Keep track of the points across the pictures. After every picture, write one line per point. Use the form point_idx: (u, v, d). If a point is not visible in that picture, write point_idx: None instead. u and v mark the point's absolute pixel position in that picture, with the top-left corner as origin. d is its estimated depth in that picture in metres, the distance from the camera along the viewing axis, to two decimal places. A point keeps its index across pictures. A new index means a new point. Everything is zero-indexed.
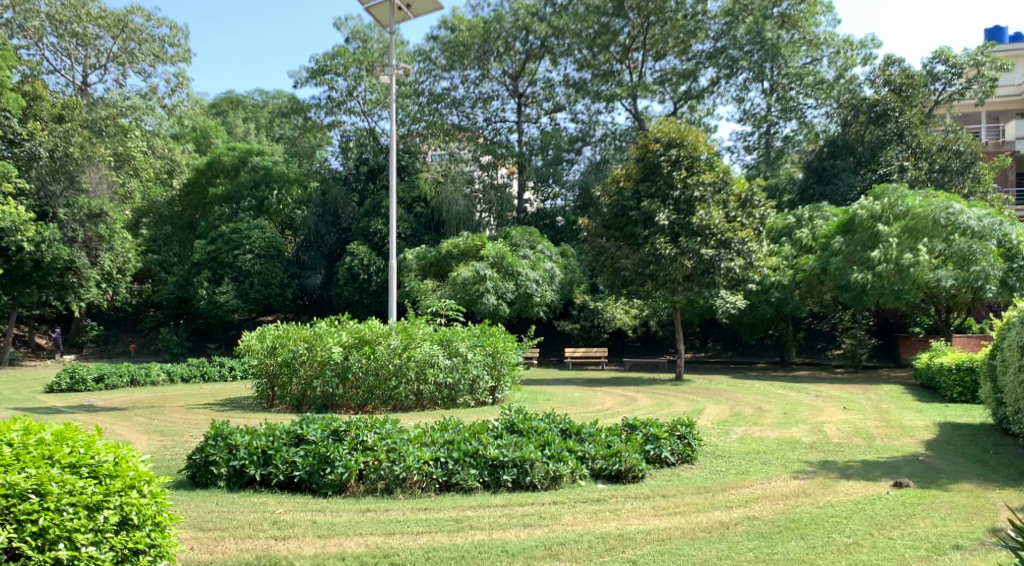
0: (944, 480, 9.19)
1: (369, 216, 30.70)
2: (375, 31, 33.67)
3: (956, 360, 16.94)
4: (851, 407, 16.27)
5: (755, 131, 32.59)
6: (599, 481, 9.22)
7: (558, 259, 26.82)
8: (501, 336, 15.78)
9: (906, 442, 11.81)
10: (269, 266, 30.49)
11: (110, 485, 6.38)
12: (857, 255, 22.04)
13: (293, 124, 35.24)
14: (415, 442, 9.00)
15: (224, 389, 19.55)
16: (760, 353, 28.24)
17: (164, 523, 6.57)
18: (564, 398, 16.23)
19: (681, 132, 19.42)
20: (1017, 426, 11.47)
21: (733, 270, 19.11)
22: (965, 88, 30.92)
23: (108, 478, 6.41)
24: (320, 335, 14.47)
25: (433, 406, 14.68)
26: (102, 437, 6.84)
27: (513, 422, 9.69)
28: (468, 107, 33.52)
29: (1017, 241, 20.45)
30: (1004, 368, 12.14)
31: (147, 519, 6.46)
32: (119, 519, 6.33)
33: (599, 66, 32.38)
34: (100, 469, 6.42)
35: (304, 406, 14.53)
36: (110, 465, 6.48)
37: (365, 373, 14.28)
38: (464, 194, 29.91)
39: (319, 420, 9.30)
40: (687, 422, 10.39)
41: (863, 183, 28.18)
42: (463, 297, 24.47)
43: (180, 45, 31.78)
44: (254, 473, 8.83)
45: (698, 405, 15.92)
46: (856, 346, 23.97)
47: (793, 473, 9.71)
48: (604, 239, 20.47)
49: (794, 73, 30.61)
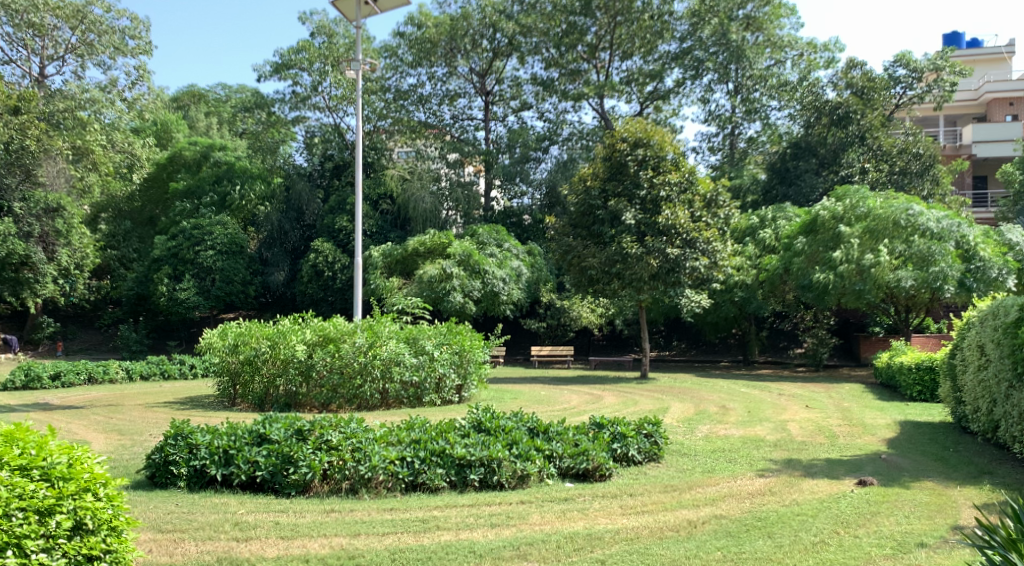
0: (906, 478, 9.26)
1: (334, 212, 30.41)
2: (341, 26, 33.20)
3: (916, 359, 17.16)
4: (813, 406, 16.41)
5: (720, 131, 32.88)
6: (567, 480, 9.16)
7: (524, 257, 26.75)
8: (468, 334, 15.67)
9: (868, 440, 11.91)
10: (231, 263, 30.10)
11: (63, 487, 6.21)
12: (819, 255, 22.29)
13: (256, 119, 33.17)
14: (381, 442, 8.87)
15: (184, 387, 19.24)
16: (724, 351, 28.44)
17: (120, 528, 6.41)
18: (530, 396, 16.19)
19: (647, 132, 19.46)
20: (976, 424, 11.63)
21: (697, 269, 19.27)
22: (925, 91, 31.41)
23: (61, 480, 6.24)
24: (283, 333, 14.29)
25: (398, 405, 14.54)
26: (55, 437, 6.62)
27: (480, 420, 9.59)
28: (435, 105, 33.46)
29: (975, 242, 20.76)
30: (964, 368, 12.30)
31: (102, 524, 6.31)
32: (72, 524, 6.16)
33: (566, 65, 32.40)
34: (53, 471, 6.23)
35: (267, 405, 14.33)
36: (63, 467, 6.30)
37: (329, 371, 14.12)
38: (431, 192, 29.77)
39: (282, 420, 9.12)
40: (654, 420, 10.39)
41: (825, 184, 28.57)
42: (428, 295, 24.37)
43: (140, 37, 31.19)
44: (215, 473, 8.66)
45: (663, 403, 15.97)
46: (818, 345, 24.23)
47: (758, 471, 9.74)
48: (570, 237, 20.44)
49: (759, 75, 30.75)
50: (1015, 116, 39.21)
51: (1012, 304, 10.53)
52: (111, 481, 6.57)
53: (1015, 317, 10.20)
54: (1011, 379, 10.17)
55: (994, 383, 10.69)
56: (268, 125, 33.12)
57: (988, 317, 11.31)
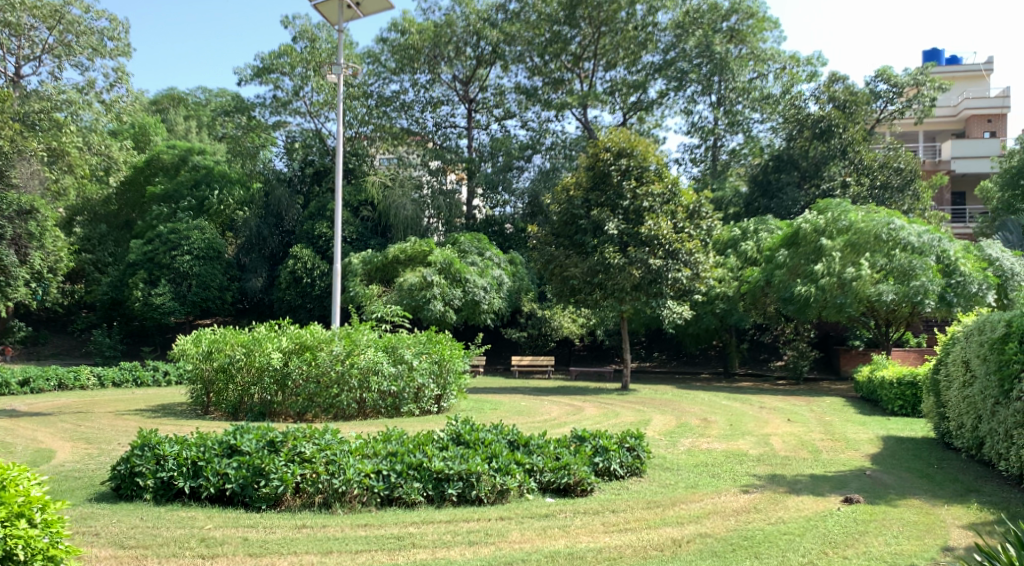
0: (892, 496, 9.07)
1: (314, 218, 30.04)
2: (323, 30, 32.83)
3: (898, 373, 17.05)
4: (795, 420, 16.26)
5: (702, 143, 32.81)
6: (547, 495, 8.91)
7: (506, 266, 26.52)
8: (448, 343, 15.39)
9: (852, 456, 11.74)
10: (208, 268, 29.69)
11: None
12: (800, 268, 22.19)
13: (235, 123, 32.72)
14: (356, 454, 8.59)
15: (157, 394, 18.81)
16: (705, 363, 28.34)
17: (58, 557, 6.36)
18: (510, 407, 15.92)
19: (631, 142, 19.37)
20: (960, 441, 11.48)
21: (679, 280, 19.14)
22: (905, 106, 31.54)
23: None
24: (258, 340, 14.01)
25: (376, 414, 14.26)
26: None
27: (459, 433, 9.32)
28: (418, 112, 33.12)
29: (956, 257, 20.70)
30: (948, 384, 12.17)
31: (36, 553, 6.26)
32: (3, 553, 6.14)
33: (550, 74, 32.32)
34: None
35: (241, 414, 14.01)
36: None
37: (305, 381, 13.83)
38: (412, 199, 29.51)
39: (254, 430, 8.81)
40: (637, 434, 10.17)
41: (807, 198, 28.55)
42: (408, 303, 24.11)
43: (120, 39, 30.75)
44: (182, 485, 8.36)
45: (645, 416, 15.77)
46: (798, 358, 24.15)
47: (743, 487, 9.53)
48: (553, 247, 20.22)
49: (742, 88, 30.71)
50: (994, 133, 39.52)
51: (998, 321, 10.40)
52: (49, 502, 6.53)
53: (1001, 333, 10.06)
54: (997, 396, 10.00)
55: (979, 400, 10.54)
56: (249, 130, 32.43)
57: (973, 332, 11.18)
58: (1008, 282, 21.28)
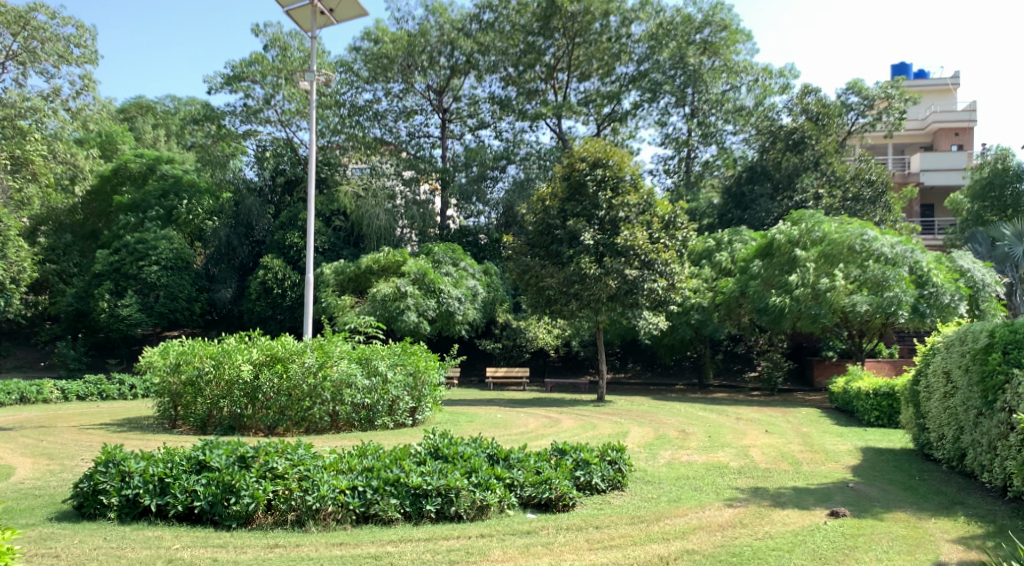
0: (878, 509, 8.92)
1: (285, 228, 29.60)
2: (296, 39, 32.54)
3: (874, 384, 17.02)
4: (773, 431, 16.15)
5: (676, 155, 32.83)
6: (528, 510, 8.68)
7: (480, 277, 26.30)
8: (423, 354, 15.09)
9: (833, 468, 11.61)
10: (176, 279, 29.14)
11: None
12: (775, 278, 22.15)
13: (205, 132, 32.16)
14: (331, 470, 8.28)
15: (123, 408, 18.33)
16: (679, 374, 28.25)
17: None
18: (486, 419, 15.64)
19: (606, 152, 19.20)
20: (941, 452, 11.39)
21: (655, 290, 18.96)
22: (876, 119, 31.81)
23: None
24: (228, 351, 13.64)
25: (349, 428, 13.94)
26: None
27: (437, 446, 9.05)
28: (391, 121, 32.93)
29: (928, 268, 20.78)
30: (928, 395, 12.09)
31: None
32: None
33: (524, 84, 32.19)
34: None
35: (209, 428, 13.63)
36: None
37: (276, 393, 13.48)
38: (386, 209, 29.24)
39: (224, 445, 8.47)
40: (618, 446, 9.95)
41: (780, 209, 28.45)
42: (382, 314, 23.77)
43: (86, 46, 30.18)
44: (148, 503, 8.00)
45: (622, 427, 15.59)
46: (773, 369, 24.11)
47: (726, 501, 9.35)
48: (528, 257, 20.02)
49: (715, 99, 30.77)
50: (961, 146, 40.04)
51: (981, 331, 10.32)
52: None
53: (984, 343, 9.98)
54: (980, 407, 9.92)
55: (962, 411, 10.44)
56: (218, 139, 32.12)
57: (955, 343, 11.10)
58: (979, 292, 21.38)
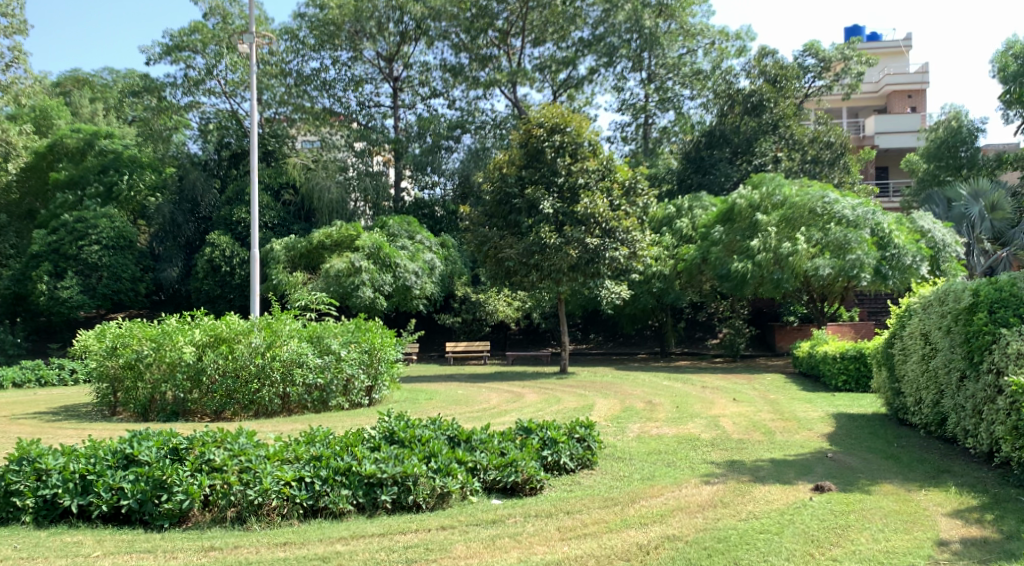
0: (863, 481, 8.41)
1: (231, 204, 28.45)
2: (236, 6, 31.11)
3: (840, 348, 16.62)
4: (740, 399, 15.67)
5: (633, 121, 32.10)
6: (492, 495, 8.04)
7: (438, 250, 25.54)
8: (379, 331, 14.27)
9: (808, 436, 11.11)
10: (119, 258, 27.91)
11: None
12: (737, 244, 21.66)
13: (145, 104, 30.64)
14: (274, 460, 7.53)
15: (61, 395, 17.26)
16: (640, 343, 27.79)
17: None
18: (446, 397, 14.94)
19: (564, 118, 18.41)
20: (918, 417, 10.96)
21: (617, 259, 18.36)
22: (833, 81, 31.34)
23: None
24: (168, 333, 12.68)
25: (302, 410, 13.16)
26: None
27: (392, 430, 8.35)
28: (340, 91, 31.79)
29: (889, 229, 20.33)
30: (904, 358, 11.63)
31: None
32: None
33: (476, 50, 31.01)
34: None
35: (152, 414, 12.74)
36: None
37: (222, 376, 12.63)
38: (337, 181, 28.19)
39: (154, 437, 7.70)
40: (586, 423, 9.35)
41: (739, 174, 28.03)
42: (336, 290, 22.89)
43: (14, 15, 28.52)
44: (69, 504, 7.17)
45: (587, 400, 14.99)
46: (735, 335, 23.65)
47: (703, 477, 8.75)
48: (486, 228, 19.22)
49: (672, 64, 30.31)
50: (914, 109, 40.04)
51: (963, 290, 9.86)
52: None
53: (967, 302, 9.53)
54: (965, 370, 9.47)
55: (943, 374, 10.00)
56: (159, 112, 30.61)
57: (933, 303, 10.65)
58: (939, 253, 21.07)
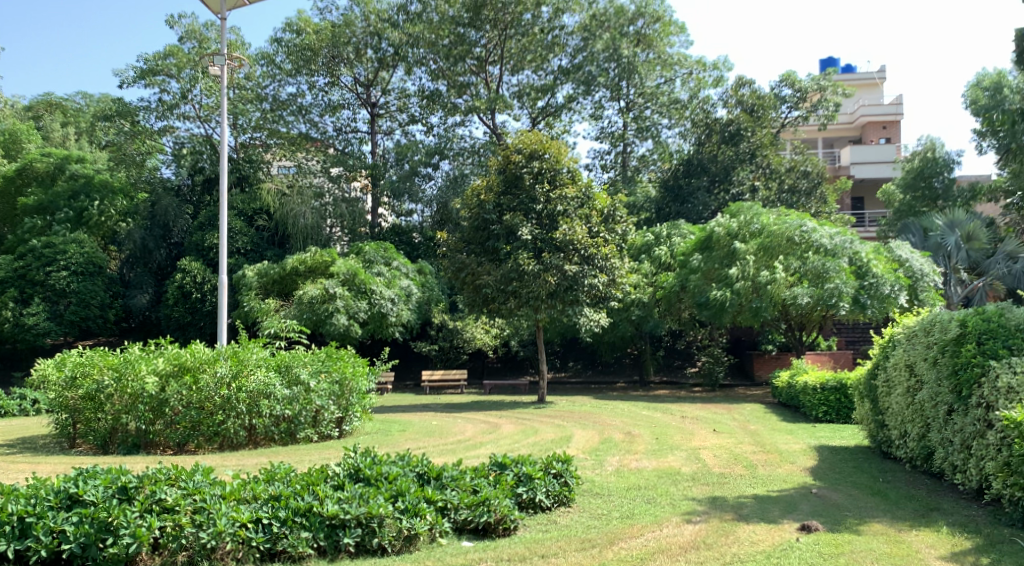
0: (851, 520, 8.11)
1: (203, 229, 27.91)
2: (212, 30, 30.81)
3: (820, 378, 16.38)
4: (720, 430, 15.36)
5: (612, 149, 31.95)
6: (463, 536, 7.65)
7: (414, 277, 25.19)
8: (351, 360, 13.79)
9: (790, 470, 10.79)
10: (88, 285, 27.26)
11: None
12: (715, 272, 21.34)
13: (117, 129, 29.76)
14: (230, 500, 7.10)
15: (19, 425, 16.60)
16: (619, 372, 27.37)
17: None
18: (420, 428, 14.50)
19: (544, 144, 18.13)
20: (903, 451, 10.67)
21: (596, 286, 18.14)
22: (809, 112, 31.42)
23: None
24: (130, 361, 12.14)
25: (269, 442, 12.67)
26: None
27: (358, 467, 7.91)
28: (316, 116, 31.42)
29: (868, 258, 20.25)
30: (888, 390, 11.36)
31: None
32: None
33: (454, 77, 30.80)
34: None
35: (111, 446, 12.21)
36: None
37: (186, 407, 12.12)
38: (312, 207, 27.74)
39: (102, 475, 7.21)
40: (563, 457, 8.94)
41: (717, 203, 27.88)
42: (309, 317, 22.38)
43: None
44: (5, 550, 6.66)
45: (564, 431, 14.61)
46: (714, 364, 23.27)
47: (684, 514, 8.40)
48: (463, 254, 18.84)
49: (650, 92, 30.28)
50: (889, 139, 40.26)
51: (949, 320, 9.61)
52: None
53: (955, 333, 9.29)
54: (953, 405, 9.21)
55: (929, 407, 9.71)
56: (132, 136, 29.80)
57: (918, 334, 10.38)
58: (918, 282, 20.92)
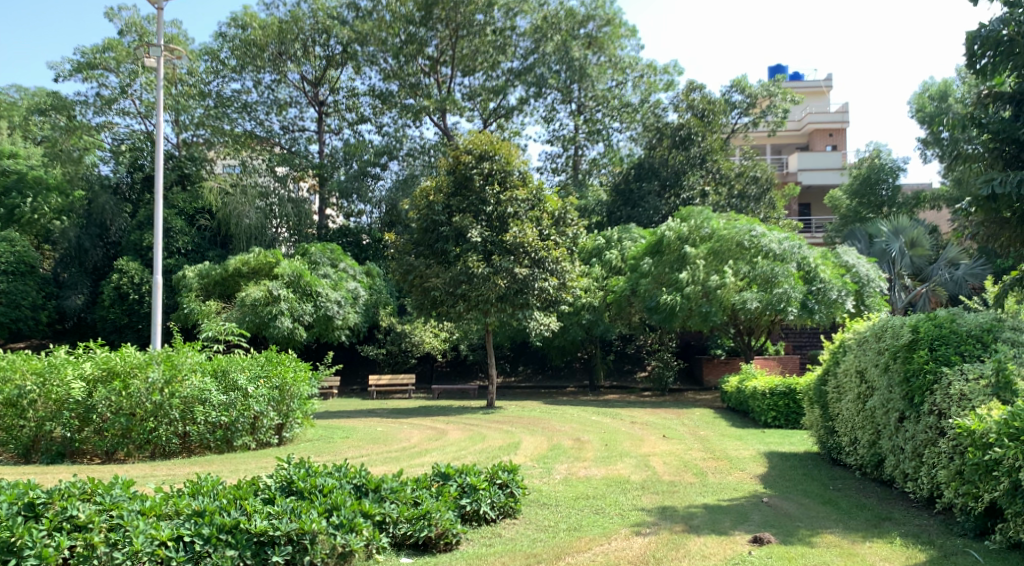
0: (803, 531, 7.89)
1: (141, 229, 26.94)
2: (154, 24, 29.93)
3: (770, 383, 16.23)
4: (670, 436, 15.15)
5: (563, 152, 31.71)
6: (402, 552, 7.29)
7: (362, 279, 24.67)
8: (292, 364, 13.22)
9: (741, 478, 10.55)
10: (19, 285, 26.15)
11: None
12: (665, 276, 21.16)
13: (53, 123, 28.39)
14: (150, 516, 6.71)
15: None
16: (569, 376, 27.05)
17: None
18: (365, 435, 13.98)
19: (494, 145, 17.80)
20: (853, 458, 10.53)
21: (546, 289, 17.82)
22: (758, 118, 31.51)
23: None
24: (55, 366, 11.43)
25: (203, 450, 12.11)
26: None
27: (291, 479, 7.48)
28: (262, 113, 30.69)
29: (815, 264, 20.27)
30: (838, 396, 11.21)
31: None
32: None
33: (405, 77, 30.15)
34: None
35: (34, 455, 11.46)
36: None
37: (114, 414, 11.45)
38: (257, 207, 26.85)
39: (7, 490, 6.72)
40: (509, 466, 8.57)
41: (668, 207, 27.71)
42: (252, 320, 21.67)
43: None
44: None
45: (512, 438, 14.23)
46: (664, 368, 23.08)
47: (633, 526, 8.09)
48: (412, 256, 18.34)
49: (601, 96, 30.03)
50: (835, 146, 40.79)
51: (901, 326, 9.47)
52: None
53: (907, 339, 9.17)
54: (903, 411, 9.08)
55: (880, 414, 9.56)
56: (68, 132, 28.38)
57: (869, 339, 10.22)
58: (864, 288, 20.96)
